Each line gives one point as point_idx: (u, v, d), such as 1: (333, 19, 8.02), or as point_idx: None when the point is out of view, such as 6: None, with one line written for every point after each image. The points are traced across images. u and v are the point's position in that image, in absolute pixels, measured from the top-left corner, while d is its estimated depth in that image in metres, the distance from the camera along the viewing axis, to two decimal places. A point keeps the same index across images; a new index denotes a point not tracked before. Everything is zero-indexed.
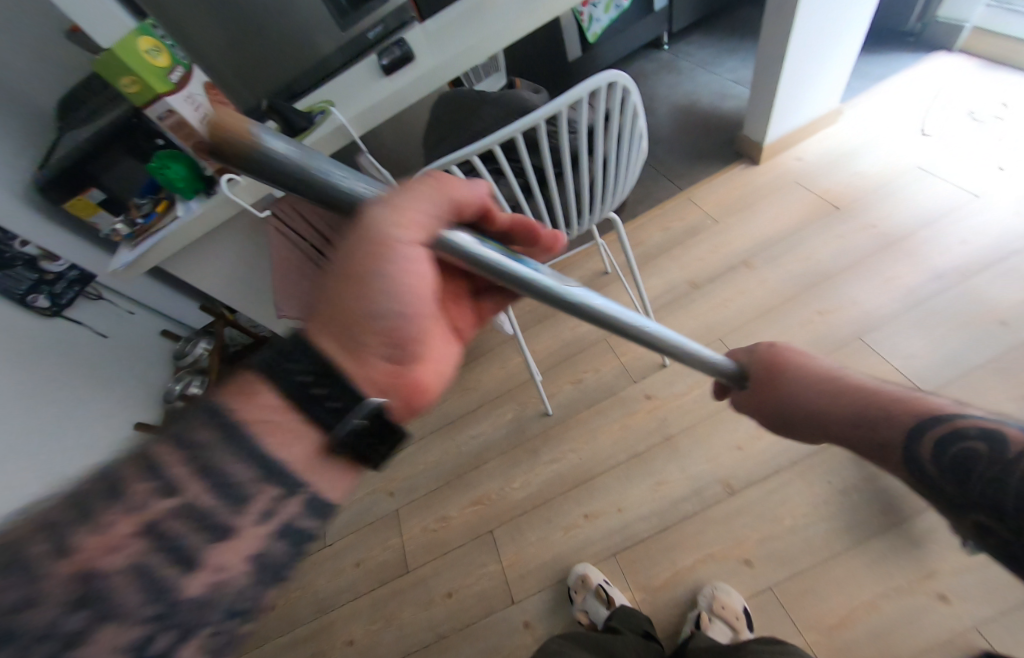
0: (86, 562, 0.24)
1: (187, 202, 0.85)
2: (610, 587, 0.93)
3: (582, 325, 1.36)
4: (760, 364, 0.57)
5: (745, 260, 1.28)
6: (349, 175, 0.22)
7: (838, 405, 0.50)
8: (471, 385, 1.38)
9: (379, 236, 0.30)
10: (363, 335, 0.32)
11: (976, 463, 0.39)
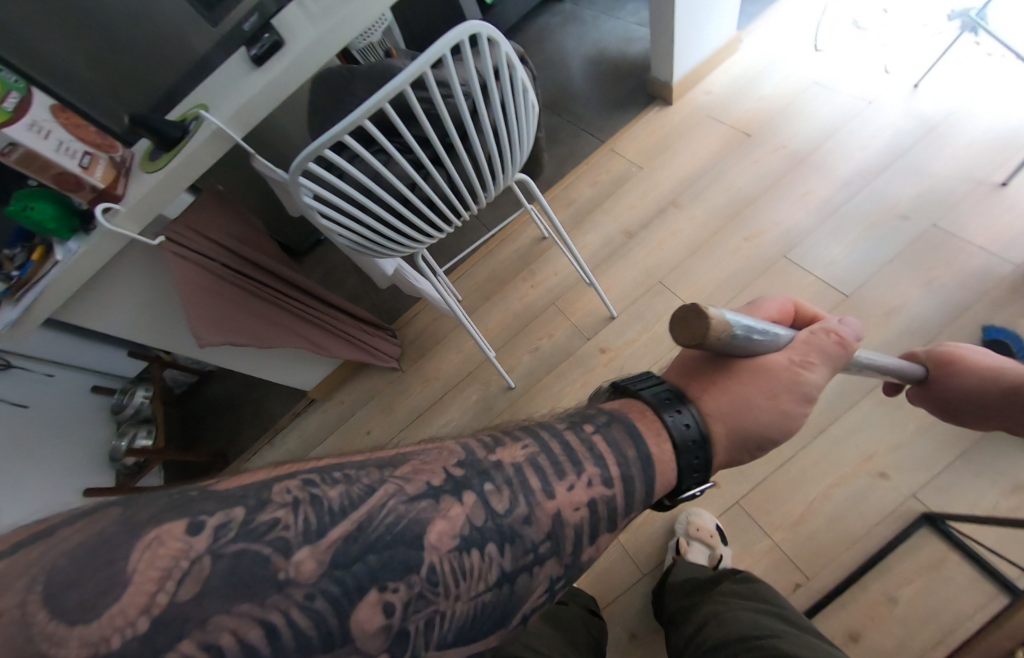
0: (537, 518, 0.31)
1: (65, 243, 0.77)
2: (557, 576, 0.99)
3: (530, 293, 1.36)
4: (932, 361, 0.68)
5: (673, 200, 1.31)
6: (762, 335, 0.35)
7: (1000, 391, 0.64)
8: (432, 374, 1.37)
9: (801, 370, 0.39)
10: (765, 438, 0.38)
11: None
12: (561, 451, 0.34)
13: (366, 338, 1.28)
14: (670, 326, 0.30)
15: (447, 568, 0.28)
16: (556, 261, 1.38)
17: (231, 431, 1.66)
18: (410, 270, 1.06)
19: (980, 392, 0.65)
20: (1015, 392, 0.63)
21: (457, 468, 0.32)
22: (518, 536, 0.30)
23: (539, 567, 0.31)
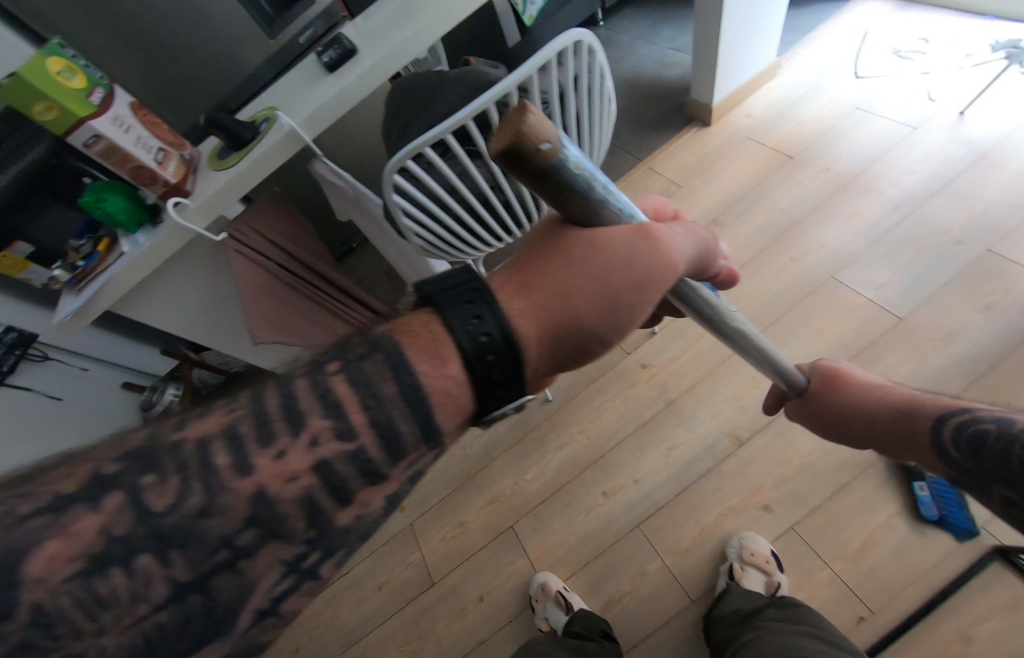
0: (224, 507, 0.27)
1: (132, 236, 0.78)
2: (569, 593, 0.95)
3: None
4: (820, 372, 0.64)
5: (715, 218, 1.31)
6: (597, 198, 0.32)
7: (885, 409, 0.58)
8: None
9: (646, 254, 0.35)
10: (596, 327, 0.36)
11: (986, 440, 0.46)
12: (273, 413, 0.30)
13: None
14: (497, 163, 0.26)
15: (76, 604, 0.23)
16: None
17: None
18: None
19: (868, 414, 0.59)
20: (900, 411, 0.56)
21: (113, 466, 0.27)
22: (192, 538, 0.26)
23: (252, 559, 0.27)
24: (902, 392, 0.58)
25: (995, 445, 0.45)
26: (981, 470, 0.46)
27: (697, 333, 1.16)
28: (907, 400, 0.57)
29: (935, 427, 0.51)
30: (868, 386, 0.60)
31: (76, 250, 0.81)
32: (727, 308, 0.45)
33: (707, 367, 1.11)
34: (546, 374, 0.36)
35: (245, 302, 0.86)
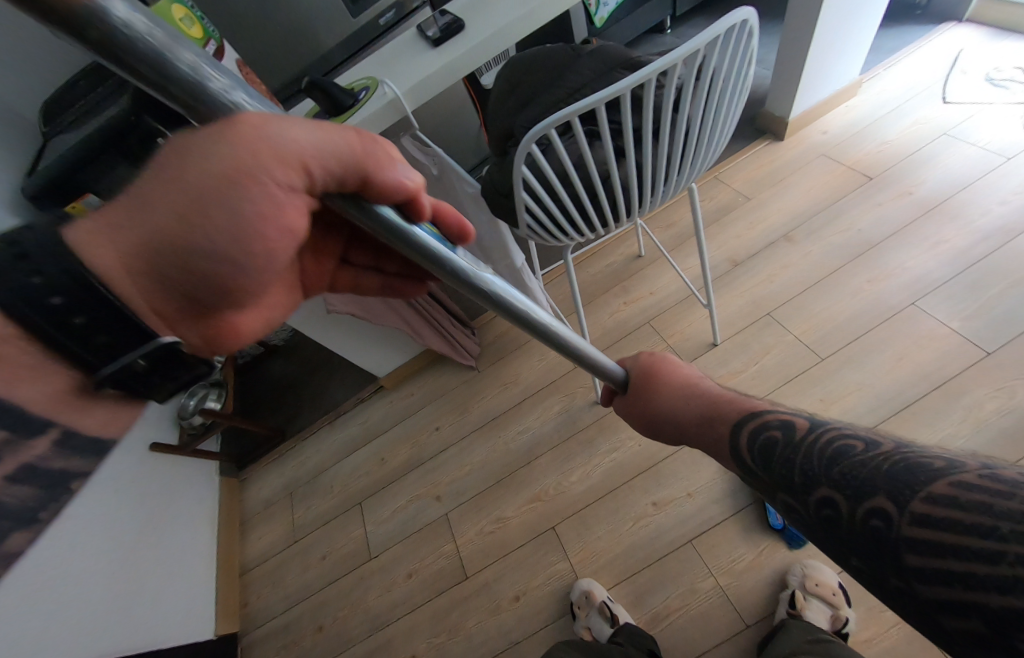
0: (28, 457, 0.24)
1: None
2: (614, 605, 0.92)
3: (621, 310, 1.33)
4: (641, 367, 0.59)
5: (785, 234, 1.27)
6: (185, 82, 0.21)
7: (693, 406, 0.51)
8: (511, 380, 1.34)
9: (237, 155, 0.26)
10: (194, 251, 0.27)
11: (775, 448, 0.38)
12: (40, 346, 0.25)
13: (455, 332, 1.26)
14: None
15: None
16: (652, 281, 1.35)
17: (291, 409, 1.66)
18: (530, 273, 1.05)
19: (676, 414, 0.52)
20: (707, 410, 0.49)
21: None
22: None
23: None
24: (710, 392, 0.51)
25: (778, 451, 0.38)
26: (772, 478, 0.38)
27: (762, 348, 1.12)
28: (712, 397, 0.51)
29: (732, 426, 0.44)
30: (682, 379, 0.55)
31: None
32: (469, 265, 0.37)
33: (772, 384, 1.06)
34: (182, 310, 0.29)
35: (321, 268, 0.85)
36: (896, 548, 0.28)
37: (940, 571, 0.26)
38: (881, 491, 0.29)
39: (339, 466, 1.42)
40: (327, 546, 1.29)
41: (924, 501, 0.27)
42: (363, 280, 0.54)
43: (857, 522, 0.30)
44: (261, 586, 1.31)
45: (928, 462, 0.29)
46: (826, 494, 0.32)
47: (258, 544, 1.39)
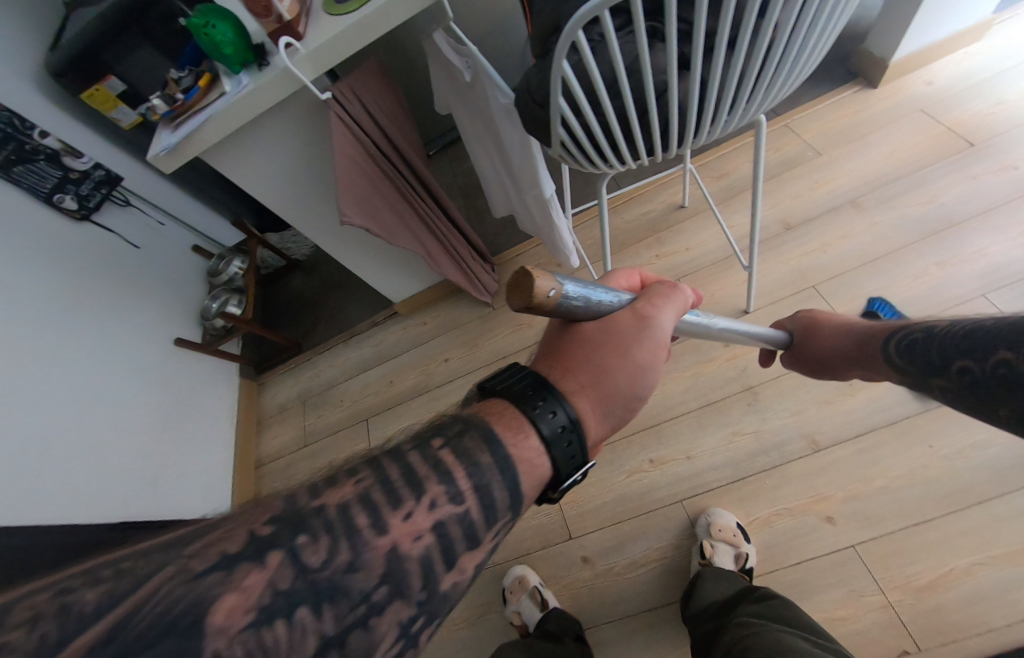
0: (367, 563, 0.26)
1: (236, 77, 0.72)
2: (545, 591, 0.95)
3: (653, 263, 1.25)
4: (800, 324, 0.82)
5: (851, 200, 1.13)
6: (585, 296, 0.37)
7: (841, 337, 0.73)
8: (526, 320, 1.31)
9: (634, 325, 0.41)
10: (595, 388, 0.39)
11: (915, 344, 0.59)
12: (396, 479, 0.29)
13: (470, 262, 1.22)
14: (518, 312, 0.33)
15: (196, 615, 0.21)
16: (690, 235, 1.26)
17: (309, 323, 1.69)
18: (557, 206, 0.96)
19: (830, 344, 0.74)
20: (855, 337, 0.70)
21: (264, 528, 0.25)
22: (339, 592, 0.24)
23: (355, 575, 0.25)
24: (859, 328, 0.71)
25: (919, 344, 0.58)
26: (920, 363, 0.57)
27: None
28: (856, 326, 0.72)
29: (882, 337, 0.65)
30: (831, 322, 0.78)
31: (177, 81, 0.75)
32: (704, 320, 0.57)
33: None
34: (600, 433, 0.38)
35: (337, 172, 0.79)
36: (977, 386, 0.48)
37: (993, 388, 0.46)
38: (1003, 346, 0.46)
39: (350, 382, 1.47)
40: (332, 453, 1.36)
41: (998, 349, 0.46)
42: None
43: (956, 378, 0.51)
44: (272, 480, 1.41)
45: (1005, 325, 0.48)
46: (963, 364, 0.50)
47: (271, 442, 1.48)
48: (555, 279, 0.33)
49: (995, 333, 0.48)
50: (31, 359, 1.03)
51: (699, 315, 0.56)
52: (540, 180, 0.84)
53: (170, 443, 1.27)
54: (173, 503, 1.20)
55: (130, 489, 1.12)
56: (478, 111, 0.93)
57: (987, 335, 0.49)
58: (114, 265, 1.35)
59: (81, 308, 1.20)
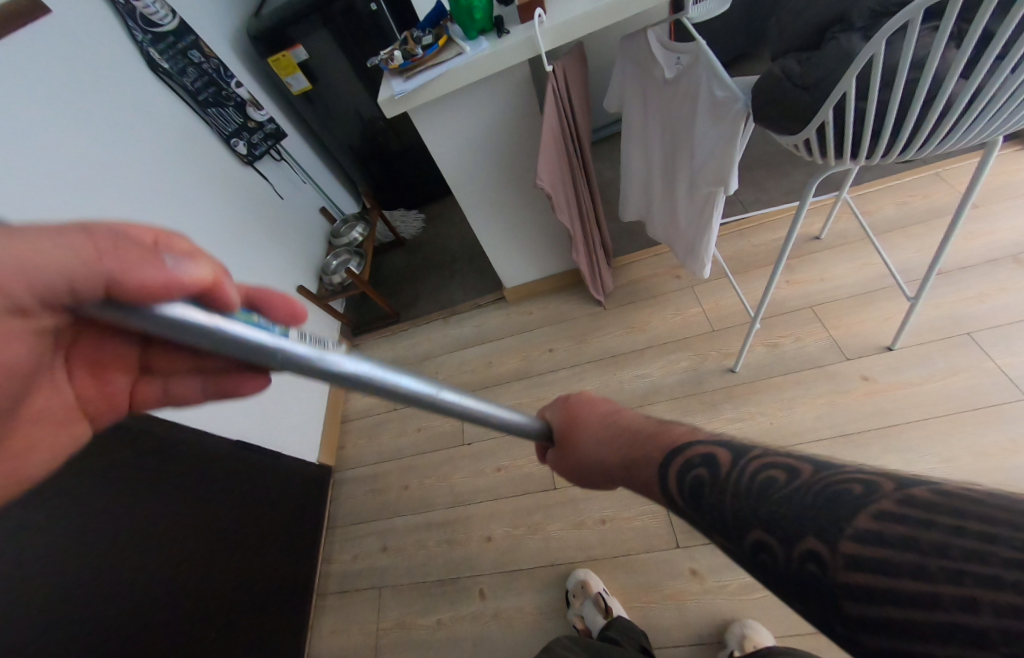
0: None
1: (475, 40, 0.79)
2: (609, 598, 0.92)
3: (783, 288, 1.23)
4: (559, 417, 0.56)
5: (1013, 256, 1.10)
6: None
7: (613, 449, 0.46)
8: (640, 325, 1.31)
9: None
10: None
11: (706, 492, 0.34)
12: None
13: (600, 258, 1.26)
14: None
15: None
16: (826, 267, 1.24)
17: (410, 297, 1.75)
18: (720, 213, 0.98)
19: (596, 454, 0.48)
20: (626, 451, 0.45)
21: None
22: None
23: None
24: (629, 424, 0.47)
25: (709, 495, 0.33)
26: (710, 523, 0.33)
27: (950, 367, 1.01)
28: (630, 434, 0.46)
29: (658, 466, 0.39)
30: (597, 419, 0.51)
31: (417, 39, 0.83)
32: (274, 341, 0.35)
33: (950, 406, 0.97)
34: None
35: (539, 143, 0.83)
36: (836, 597, 0.24)
37: (896, 622, 0.21)
38: (811, 528, 0.26)
39: (447, 356, 1.50)
40: (423, 421, 1.38)
41: (873, 518, 0.24)
42: (195, 394, 0.48)
43: (791, 568, 0.26)
44: (358, 435, 1.45)
45: (848, 488, 0.26)
46: (758, 538, 0.28)
47: (360, 402, 1.52)
48: None
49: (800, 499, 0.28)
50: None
51: (278, 332, 0.37)
52: (726, 181, 0.86)
53: (282, 380, 1.32)
54: (276, 436, 1.24)
55: (246, 411, 1.17)
56: (662, 111, 0.97)
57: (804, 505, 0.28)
58: (263, 209, 1.47)
59: (234, 238, 1.31)
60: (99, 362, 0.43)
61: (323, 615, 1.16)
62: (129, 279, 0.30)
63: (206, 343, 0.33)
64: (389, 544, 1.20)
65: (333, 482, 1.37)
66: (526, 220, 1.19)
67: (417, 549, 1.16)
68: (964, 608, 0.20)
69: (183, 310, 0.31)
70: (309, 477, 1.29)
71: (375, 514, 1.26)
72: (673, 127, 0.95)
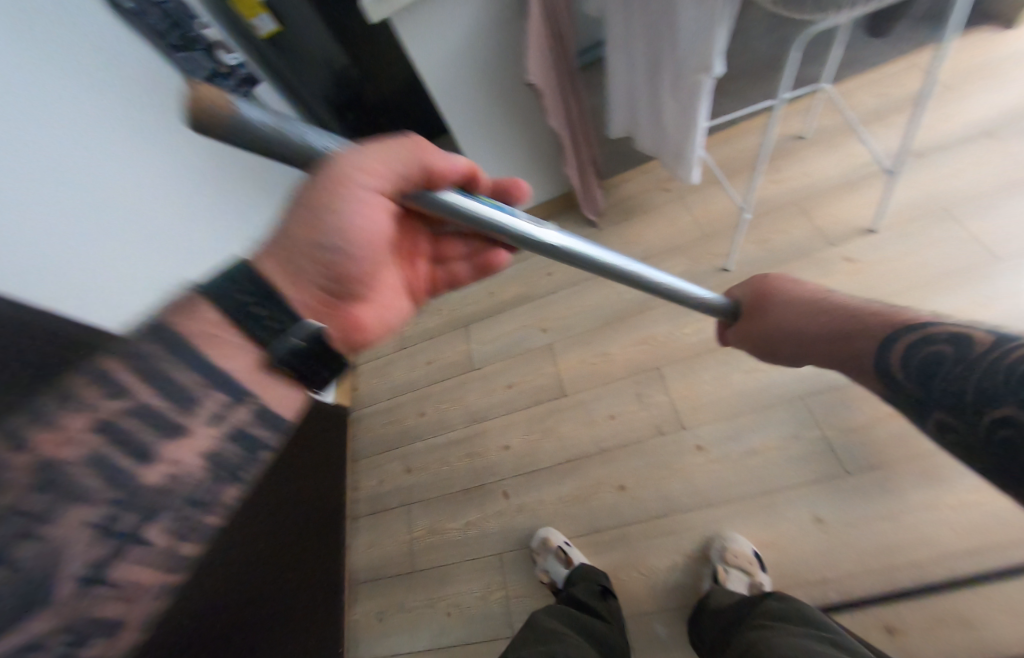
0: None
1: None
2: (570, 549, 0.96)
3: (769, 188, 1.27)
4: (752, 294, 0.63)
5: (988, 131, 1.15)
6: (303, 149, 0.35)
7: (819, 324, 0.53)
8: (633, 239, 1.35)
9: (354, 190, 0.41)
10: (349, 263, 0.44)
11: (942, 365, 0.42)
12: None
13: (590, 173, 1.25)
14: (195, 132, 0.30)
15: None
16: (810, 162, 1.27)
17: None
18: (706, 109, 0.99)
19: (797, 328, 0.55)
20: (840, 330, 0.51)
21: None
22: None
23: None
24: (852, 306, 0.52)
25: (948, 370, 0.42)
26: (908, 396, 0.44)
27: (928, 240, 1.07)
28: (849, 312, 0.52)
29: (877, 349, 0.47)
30: (793, 298, 0.57)
31: None
32: (526, 223, 0.45)
33: (929, 275, 1.03)
34: (326, 301, 0.43)
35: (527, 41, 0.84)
36: None
37: None
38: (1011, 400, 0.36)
39: (448, 292, 1.53)
40: (431, 354, 1.43)
41: None
42: (463, 274, 0.66)
43: (983, 431, 0.38)
44: (369, 375, 1.49)
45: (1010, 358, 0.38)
46: (1004, 415, 0.37)
47: (367, 345, 1.56)
48: (232, 96, 0.29)
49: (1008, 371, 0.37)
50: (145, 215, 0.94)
51: (518, 216, 0.46)
52: (712, 65, 0.88)
53: None
54: None
55: None
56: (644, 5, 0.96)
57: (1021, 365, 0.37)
58: None
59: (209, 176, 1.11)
60: (411, 251, 0.59)
61: (358, 534, 1.23)
62: (435, 171, 0.43)
63: (460, 217, 0.44)
64: (412, 465, 1.26)
65: (350, 420, 1.42)
66: (515, 136, 1.18)
67: (440, 466, 1.23)
68: None
69: (455, 195, 0.44)
70: (331, 414, 1.34)
71: (396, 442, 1.32)
72: (657, 19, 0.95)
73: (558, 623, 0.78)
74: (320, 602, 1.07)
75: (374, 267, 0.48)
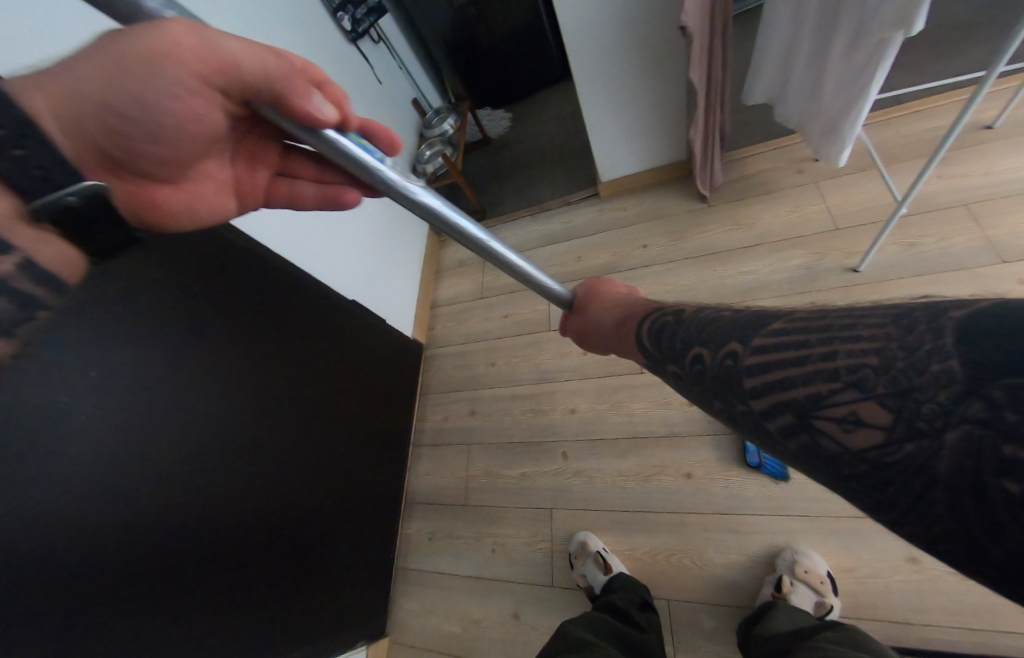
0: None
1: None
2: (609, 556, 0.94)
3: (931, 183, 1.08)
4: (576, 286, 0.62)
5: None
6: None
7: (607, 313, 0.54)
8: (748, 221, 1.23)
9: (144, 50, 0.35)
10: (150, 144, 0.40)
11: (670, 329, 0.40)
12: None
13: (717, 145, 1.14)
14: None
15: None
16: (995, 158, 1.06)
17: (498, 194, 1.75)
18: (881, 81, 0.85)
19: (597, 321, 0.55)
20: (614, 319, 0.52)
21: None
22: None
23: None
24: (619, 301, 0.54)
25: (666, 332, 0.40)
26: (662, 354, 0.40)
27: None
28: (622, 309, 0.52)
29: (630, 322, 0.47)
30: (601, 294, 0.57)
31: None
32: (391, 174, 0.48)
33: None
34: (100, 154, 0.38)
35: None
36: (817, 424, 0.26)
37: (781, 402, 0.28)
38: (733, 336, 0.32)
39: (535, 249, 1.51)
40: (509, 308, 1.44)
41: (766, 337, 0.30)
42: (308, 196, 0.63)
43: (716, 368, 0.33)
44: (448, 319, 1.53)
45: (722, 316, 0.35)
46: (732, 348, 0.32)
47: (449, 290, 1.60)
48: None
49: (730, 319, 0.34)
50: (16, 12, 0.57)
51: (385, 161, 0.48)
52: (907, 25, 0.74)
53: (386, 257, 1.42)
54: (384, 304, 1.36)
55: (362, 278, 1.28)
56: None
57: (727, 322, 0.34)
58: (366, 91, 1.49)
59: None
60: (251, 154, 0.55)
61: (419, 461, 1.32)
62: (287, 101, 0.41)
63: (341, 160, 0.45)
64: (477, 408, 1.31)
65: (425, 358, 1.49)
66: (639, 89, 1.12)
67: (502, 415, 1.26)
68: (836, 381, 0.26)
69: (334, 134, 0.44)
70: (410, 349, 1.42)
71: (464, 385, 1.38)
72: None
73: (596, 635, 0.74)
74: (381, 523, 1.15)
75: (191, 148, 0.44)
